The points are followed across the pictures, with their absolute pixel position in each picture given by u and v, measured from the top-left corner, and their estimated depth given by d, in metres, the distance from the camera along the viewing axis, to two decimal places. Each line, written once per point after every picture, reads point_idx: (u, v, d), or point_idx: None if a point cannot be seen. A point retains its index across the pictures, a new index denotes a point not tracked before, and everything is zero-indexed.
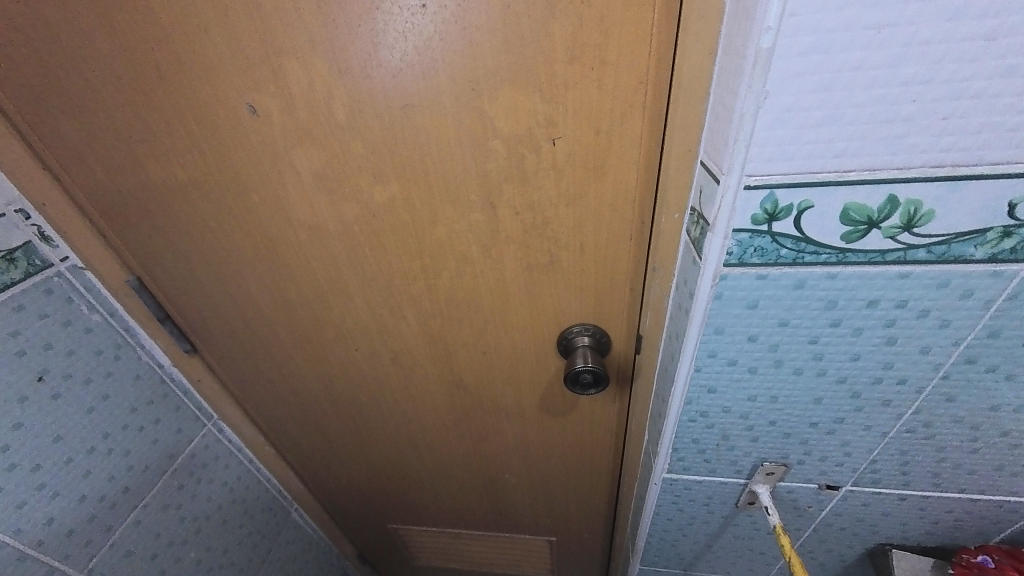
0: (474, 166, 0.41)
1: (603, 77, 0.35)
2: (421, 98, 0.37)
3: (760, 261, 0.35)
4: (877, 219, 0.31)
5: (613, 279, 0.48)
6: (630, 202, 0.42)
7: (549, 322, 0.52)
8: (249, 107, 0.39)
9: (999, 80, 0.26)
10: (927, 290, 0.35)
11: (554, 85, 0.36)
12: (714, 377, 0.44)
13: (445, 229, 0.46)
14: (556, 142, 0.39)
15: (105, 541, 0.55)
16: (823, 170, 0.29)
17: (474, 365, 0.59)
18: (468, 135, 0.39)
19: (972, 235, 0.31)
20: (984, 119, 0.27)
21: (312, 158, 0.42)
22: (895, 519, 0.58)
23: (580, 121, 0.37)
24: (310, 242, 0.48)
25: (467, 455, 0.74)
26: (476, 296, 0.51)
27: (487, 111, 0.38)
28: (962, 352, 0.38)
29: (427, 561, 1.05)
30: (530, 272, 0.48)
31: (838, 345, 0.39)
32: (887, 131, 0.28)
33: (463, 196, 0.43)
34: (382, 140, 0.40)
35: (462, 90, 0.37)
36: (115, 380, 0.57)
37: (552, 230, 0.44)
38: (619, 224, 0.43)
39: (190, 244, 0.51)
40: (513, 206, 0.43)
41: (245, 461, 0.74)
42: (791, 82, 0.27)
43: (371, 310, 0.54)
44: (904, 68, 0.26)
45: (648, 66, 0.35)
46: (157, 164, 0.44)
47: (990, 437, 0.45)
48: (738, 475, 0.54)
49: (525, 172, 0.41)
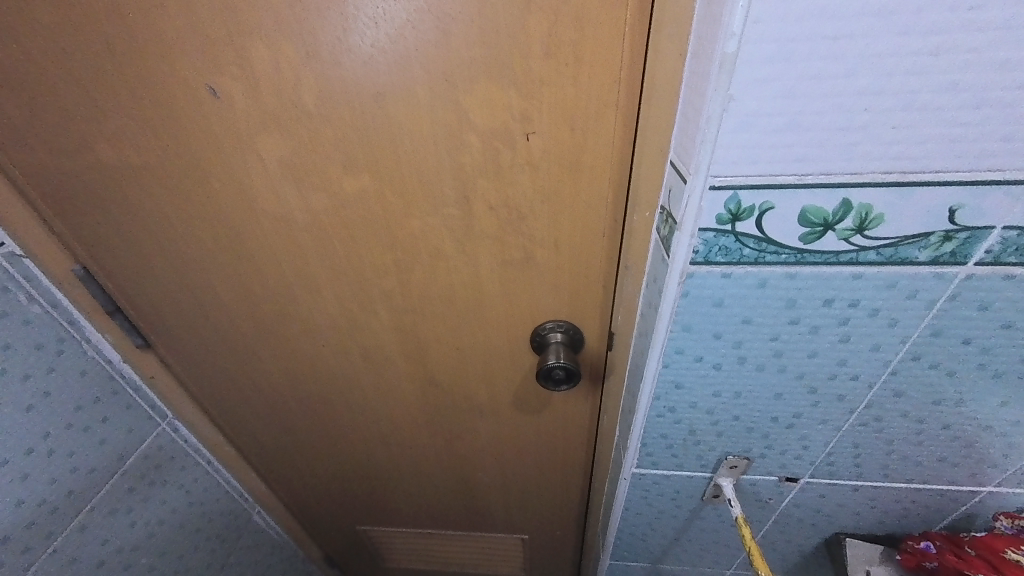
0: (448, 159, 0.40)
1: (578, 74, 0.36)
2: (394, 87, 0.37)
3: (725, 260, 0.36)
4: (832, 222, 0.33)
5: (587, 276, 0.48)
6: (604, 198, 0.42)
7: (524, 319, 0.52)
8: (210, 89, 0.38)
9: (943, 94, 0.27)
10: (878, 290, 0.37)
11: (529, 81, 0.36)
12: (681, 374, 0.45)
13: (419, 222, 0.45)
14: (531, 137, 0.39)
15: (46, 548, 0.52)
16: (783, 174, 0.31)
17: (447, 362, 0.58)
18: (442, 128, 0.39)
19: (917, 238, 0.33)
20: (929, 130, 0.28)
21: (279, 145, 0.40)
22: (849, 509, 0.61)
23: (555, 117, 0.38)
24: (276, 233, 0.46)
25: (439, 454, 0.73)
26: (449, 291, 0.50)
27: (462, 104, 0.37)
28: (908, 349, 0.41)
29: (398, 563, 1.03)
30: (504, 268, 0.48)
31: (797, 342, 0.41)
32: (842, 138, 0.29)
33: (436, 190, 0.42)
34: (353, 129, 0.39)
35: (436, 81, 0.36)
36: (59, 377, 0.53)
37: (527, 226, 0.44)
38: (592, 222, 0.44)
39: (145, 232, 0.48)
40: (487, 202, 0.43)
41: (203, 462, 0.71)
42: (755, 87, 0.27)
43: (340, 304, 0.52)
44: (857, 79, 0.27)
45: (622, 66, 0.35)
46: (108, 146, 0.42)
47: (933, 430, 0.48)
48: (704, 469, 0.56)
49: (499, 167, 0.41)
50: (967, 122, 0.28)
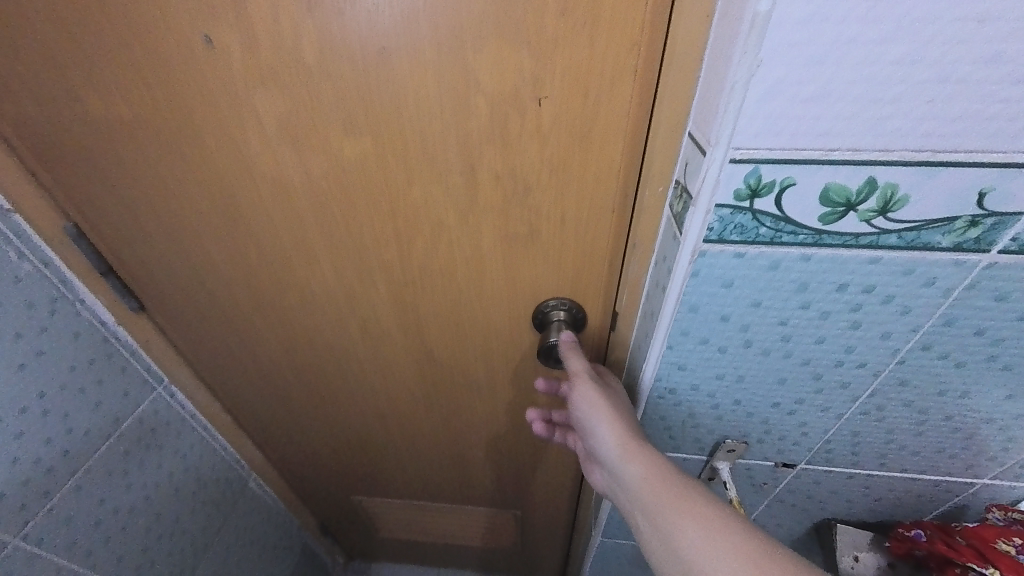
0: (454, 124, 0.39)
1: (595, 35, 0.33)
2: (399, 43, 0.35)
3: (739, 239, 0.34)
4: (855, 202, 0.31)
5: (593, 254, 0.47)
6: (615, 172, 0.40)
7: (526, 296, 0.51)
8: (203, 38, 0.35)
9: (984, 66, 0.25)
10: (894, 276, 0.35)
11: (542, 41, 0.34)
12: (685, 355, 0.44)
13: (421, 190, 0.43)
14: (542, 103, 0.37)
15: (43, 506, 0.52)
16: (808, 148, 0.29)
17: (445, 337, 0.57)
18: (449, 89, 0.37)
19: (941, 223, 0.32)
20: (966, 105, 0.27)
21: (277, 102, 0.38)
22: (842, 496, 0.61)
23: (568, 81, 0.36)
24: (273, 196, 0.45)
25: (435, 429, 0.73)
26: (450, 264, 0.49)
27: (470, 63, 0.35)
28: (919, 338, 0.40)
29: (390, 534, 1.05)
30: (507, 242, 0.46)
31: (806, 327, 0.40)
32: (873, 111, 0.27)
33: (441, 157, 0.41)
34: (355, 88, 0.37)
35: (445, 37, 0.34)
36: (51, 336, 0.52)
37: (533, 198, 0.43)
38: (602, 196, 0.42)
39: (137, 192, 0.46)
40: (492, 171, 0.41)
41: (198, 428, 0.71)
42: (786, 51, 0.26)
43: (338, 274, 0.51)
44: (896, 45, 0.25)
45: (642, 28, 0.33)
46: (97, 98, 0.40)
47: (935, 421, 0.48)
48: (700, 452, 0.56)
49: (507, 134, 0.39)
50: (1006, 98, 0.26)
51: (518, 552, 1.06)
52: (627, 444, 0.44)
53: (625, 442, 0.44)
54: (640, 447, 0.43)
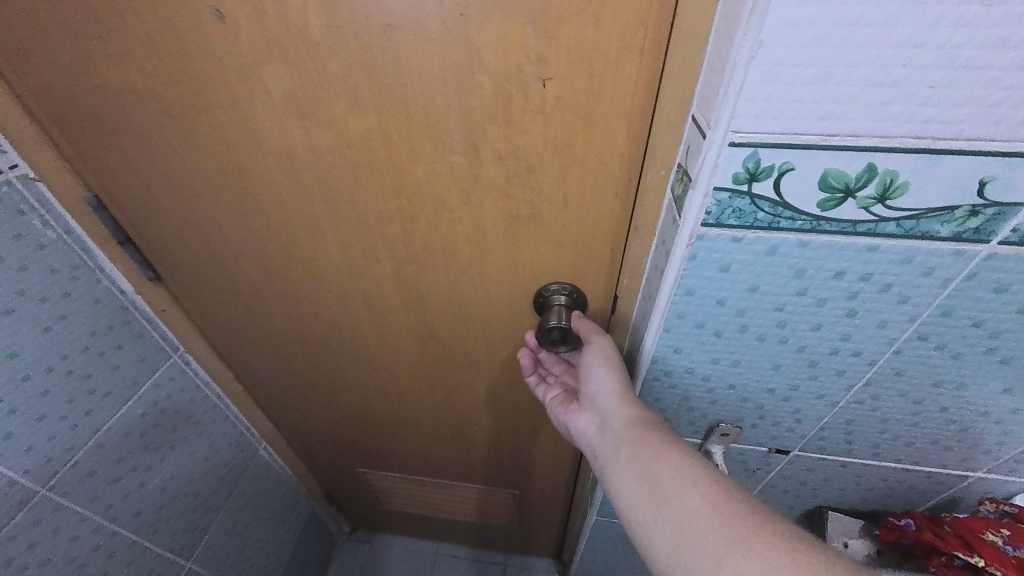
0: (458, 102, 0.39)
1: (601, 14, 0.33)
2: (405, 17, 0.35)
3: (737, 223, 0.35)
4: (853, 188, 0.31)
5: (595, 238, 0.47)
6: (619, 155, 0.41)
7: (528, 276, 0.52)
8: (213, 11, 0.36)
9: (990, 51, 0.25)
10: (892, 265, 0.35)
11: (547, 20, 0.34)
12: (681, 338, 0.45)
13: (425, 167, 0.44)
14: (546, 83, 0.37)
15: (67, 460, 0.55)
16: (807, 132, 0.29)
17: (447, 315, 0.59)
18: (453, 67, 0.37)
19: (940, 212, 0.32)
20: (970, 92, 0.26)
21: (283, 77, 0.39)
22: (834, 484, 0.62)
23: (571, 62, 0.36)
24: (279, 170, 0.46)
25: (437, 406, 0.75)
26: (454, 243, 0.50)
27: (474, 41, 0.36)
28: (915, 328, 0.40)
29: (393, 506, 1.09)
30: (510, 223, 0.47)
31: (801, 314, 0.40)
32: (874, 96, 0.27)
33: (444, 135, 0.41)
34: (361, 63, 0.38)
35: (450, 13, 0.34)
36: (74, 301, 0.55)
37: (535, 179, 0.43)
38: (605, 179, 0.42)
39: (152, 164, 0.48)
40: (496, 151, 0.42)
41: (212, 396, 0.74)
42: (786, 33, 0.26)
43: (343, 250, 0.53)
44: (899, 28, 0.25)
45: (648, 6, 0.33)
46: (112, 71, 0.41)
47: (930, 411, 0.48)
48: (694, 435, 0.57)
49: (511, 115, 0.39)
50: (1012, 85, 0.26)
51: (516, 529, 1.10)
52: (622, 389, 0.46)
53: (622, 388, 0.46)
54: (635, 393, 0.45)
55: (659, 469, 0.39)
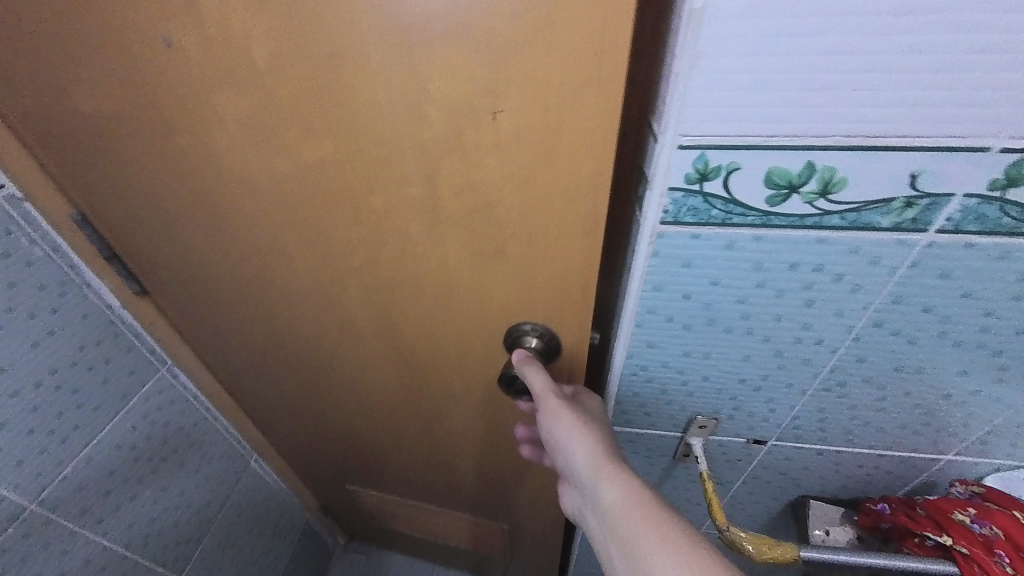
0: (410, 131, 0.38)
1: (553, 40, 0.30)
2: (348, 47, 0.34)
3: (694, 220, 0.37)
4: (797, 184, 0.34)
5: (567, 277, 0.44)
6: (586, 192, 0.37)
7: (500, 313, 0.51)
8: (164, 40, 0.37)
9: (906, 56, 0.27)
10: (842, 255, 0.38)
11: (496, 46, 0.31)
12: (653, 333, 0.47)
13: (384, 199, 0.43)
14: (499, 115, 0.35)
15: (57, 474, 0.56)
16: (749, 134, 0.31)
17: (419, 342, 0.58)
18: (400, 97, 0.35)
19: (879, 204, 0.34)
20: (894, 93, 0.29)
21: (235, 105, 0.40)
22: (814, 472, 0.63)
23: (525, 94, 0.33)
24: (244, 198, 0.47)
25: (417, 430, 0.75)
26: (419, 276, 0.49)
27: (420, 70, 0.34)
28: (871, 315, 0.42)
29: (385, 523, 1.09)
30: (474, 258, 0.45)
31: (763, 305, 0.42)
32: (807, 99, 0.29)
33: (399, 168, 0.40)
34: (312, 95, 0.37)
35: (391, 45, 0.33)
36: (62, 316, 0.56)
37: (497, 215, 0.41)
38: (573, 218, 0.39)
39: (131, 183, 0.49)
40: (453, 184, 0.40)
41: (201, 409, 0.75)
42: (721, 45, 0.28)
43: (312, 275, 0.54)
44: (827, 39, 0.27)
45: (602, 35, 0.30)
46: (85, 96, 0.42)
47: (895, 396, 0.50)
48: (674, 428, 0.58)
49: (464, 146, 0.37)
50: (930, 86, 0.28)
51: (505, 560, 1.08)
52: (593, 457, 0.41)
53: (592, 456, 0.41)
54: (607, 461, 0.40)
55: (637, 544, 0.34)
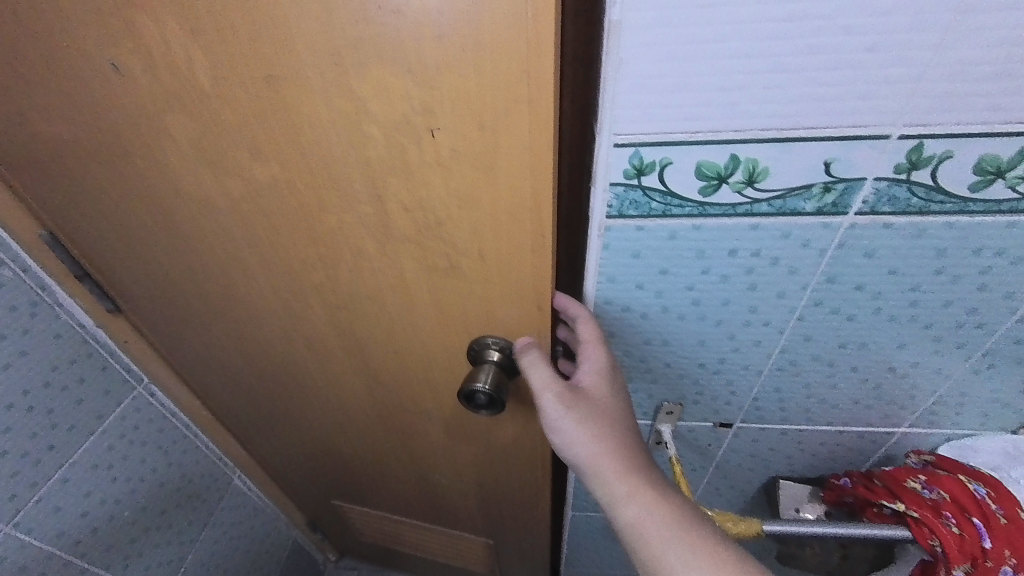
0: (353, 152, 0.39)
1: (480, 63, 0.32)
2: (282, 68, 0.35)
3: (637, 213, 0.40)
4: (725, 175, 0.37)
5: (520, 289, 0.46)
6: (527, 208, 0.39)
7: (463, 325, 0.52)
8: (112, 64, 0.38)
9: (803, 56, 0.31)
10: (775, 240, 0.41)
11: (425, 70, 0.33)
12: (613, 323, 0.49)
13: (336, 215, 0.45)
14: (436, 133, 0.36)
15: (31, 497, 0.56)
16: (676, 131, 0.34)
17: (384, 356, 0.60)
18: (340, 119, 0.37)
19: (801, 190, 0.37)
20: (798, 89, 0.32)
21: (186, 125, 0.41)
22: (781, 452, 0.66)
23: (459, 113, 0.35)
24: (204, 216, 0.49)
25: (395, 444, 0.76)
26: (380, 290, 0.51)
27: (356, 91, 0.35)
28: (810, 295, 0.45)
29: (373, 538, 1.08)
30: (429, 271, 0.47)
31: (711, 290, 0.45)
32: (723, 98, 0.33)
33: (348, 186, 0.42)
34: (258, 115, 0.39)
35: (326, 66, 0.34)
36: (33, 338, 0.56)
37: (446, 230, 0.43)
38: (518, 231, 0.41)
39: (95, 203, 0.50)
40: (400, 202, 0.42)
41: (181, 426, 0.75)
42: (640, 51, 0.31)
43: (274, 290, 0.55)
44: (730, 43, 0.30)
45: (526, 58, 0.31)
46: (47, 121, 0.44)
47: (844, 372, 0.53)
48: (644, 416, 0.61)
49: (407, 164, 0.39)
50: (828, 82, 0.32)
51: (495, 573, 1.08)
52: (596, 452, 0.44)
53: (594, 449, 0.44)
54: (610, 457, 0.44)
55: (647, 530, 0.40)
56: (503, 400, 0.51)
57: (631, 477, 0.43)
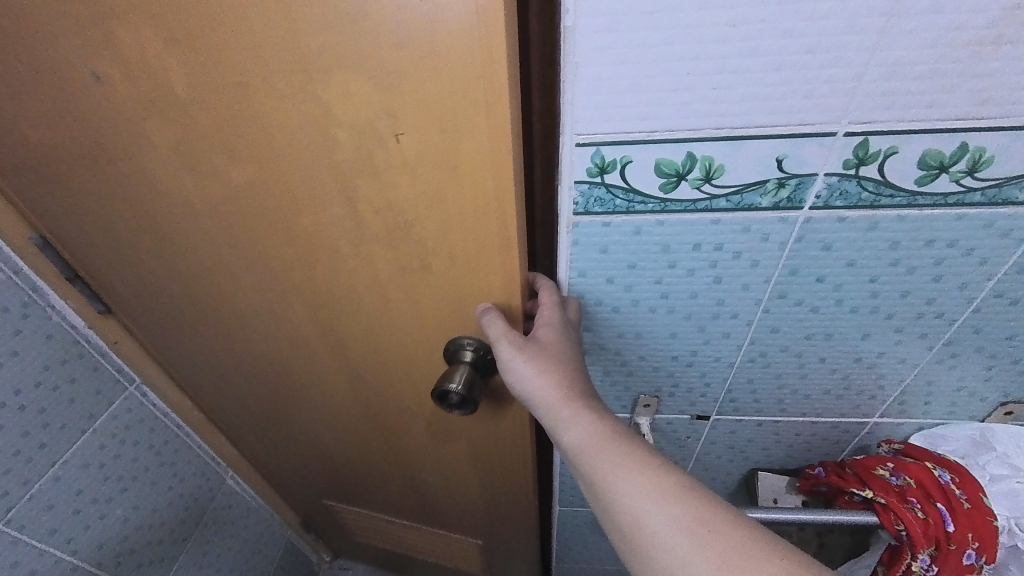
0: (325, 156, 0.41)
1: (437, 69, 0.33)
2: (255, 74, 0.37)
3: (602, 210, 0.42)
4: (683, 172, 0.38)
5: (489, 288, 0.47)
6: (491, 208, 0.41)
7: (438, 322, 0.53)
8: (94, 74, 0.40)
9: (747, 59, 0.33)
10: (735, 234, 0.43)
11: (386, 75, 0.34)
12: (587, 316, 0.51)
13: (312, 217, 0.46)
14: (401, 138, 0.38)
15: (24, 494, 0.57)
16: (633, 130, 0.36)
17: (365, 351, 0.61)
18: (310, 124, 0.39)
19: (757, 186, 0.39)
20: (745, 89, 0.34)
21: (166, 132, 0.43)
22: (759, 444, 0.68)
23: (422, 116, 0.36)
24: (188, 219, 0.50)
25: (382, 443, 0.77)
26: (357, 291, 0.53)
27: (324, 98, 0.37)
28: (774, 288, 0.47)
29: (367, 538, 1.09)
30: (403, 271, 0.49)
31: (678, 284, 0.47)
32: (675, 98, 0.35)
33: (321, 188, 0.44)
34: (232, 122, 0.41)
35: (294, 72, 0.36)
36: (24, 338, 0.57)
37: (417, 231, 0.45)
38: (484, 232, 0.43)
39: (79, 208, 0.52)
40: (370, 203, 0.43)
41: (172, 426, 0.76)
42: (594, 55, 0.33)
43: (258, 289, 0.56)
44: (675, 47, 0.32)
45: (478, 62, 0.32)
46: (32, 128, 0.45)
47: (813, 363, 0.55)
48: (623, 409, 0.62)
49: (376, 168, 0.40)
50: (772, 83, 0.34)
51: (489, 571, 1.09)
52: (553, 396, 0.44)
53: (551, 393, 0.45)
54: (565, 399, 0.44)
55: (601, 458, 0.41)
56: (475, 400, 0.52)
57: (580, 411, 0.44)
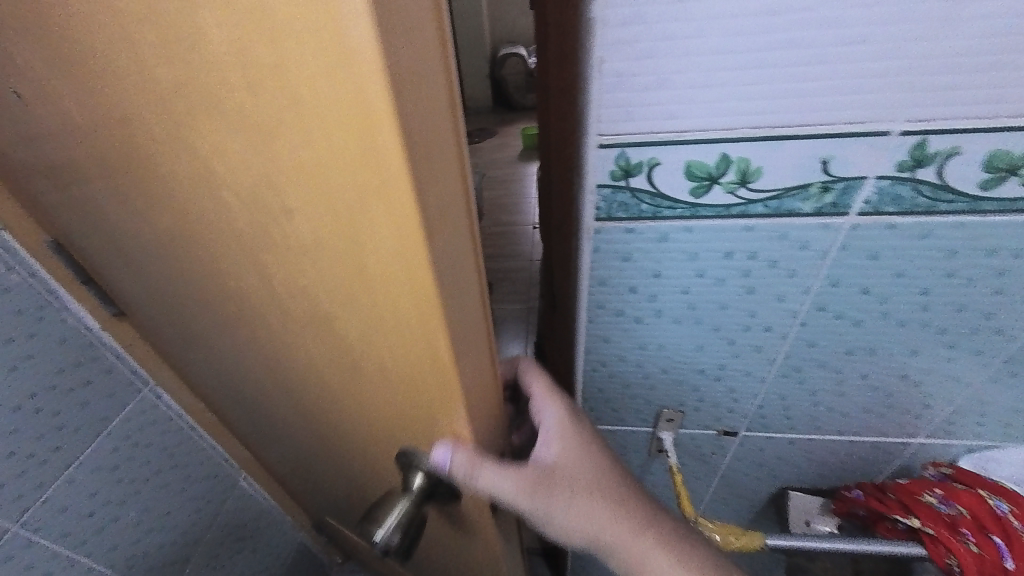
0: (221, 223, 0.30)
1: (315, 141, 0.21)
2: (111, 104, 0.26)
3: (626, 215, 0.39)
4: (716, 175, 0.35)
5: (431, 404, 0.36)
6: (416, 330, 0.29)
7: (386, 410, 0.43)
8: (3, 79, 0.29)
9: (789, 50, 0.29)
10: (772, 241, 0.39)
11: (252, 130, 0.22)
12: (607, 327, 0.48)
13: (232, 282, 0.37)
14: (294, 216, 0.26)
15: (38, 496, 0.58)
16: (661, 130, 0.33)
17: (325, 404, 0.53)
18: (189, 179, 0.28)
19: (798, 191, 0.36)
20: (786, 85, 0.31)
21: (53, 155, 0.33)
22: (789, 462, 0.64)
23: (313, 203, 0.25)
24: (121, 249, 0.43)
25: (358, 478, 0.71)
26: (299, 358, 0.44)
27: (194, 150, 0.25)
28: (812, 300, 0.43)
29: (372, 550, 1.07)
30: (337, 356, 0.39)
31: (707, 294, 0.44)
32: (707, 95, 0.32)
33: (230, 258, 0.34)
34: (113, 162, 0.30)
35: (153, 113, 0.25)
36: (41, 341, 0.56)
37: (338, 323, 0.34)
38: (412, 348, 0.31)
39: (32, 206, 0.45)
40: (283, 285, 0.33)
41: (185, 428, 0.76)
42: (618, 48, 0.30)
43: (211, 325, 0.49)
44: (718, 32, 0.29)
45: (366, 147, 0.20)
46: None
47: (852, 380, 0.51)
48: (644, 423, 0.59)
49: (274, 244, 0.29)
50: (817, 77, 0.30)
51: None
52: (578, 520, 0.43)
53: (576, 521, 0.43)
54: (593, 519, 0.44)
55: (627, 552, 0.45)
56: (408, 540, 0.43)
57: (609, 521, 0.44)
